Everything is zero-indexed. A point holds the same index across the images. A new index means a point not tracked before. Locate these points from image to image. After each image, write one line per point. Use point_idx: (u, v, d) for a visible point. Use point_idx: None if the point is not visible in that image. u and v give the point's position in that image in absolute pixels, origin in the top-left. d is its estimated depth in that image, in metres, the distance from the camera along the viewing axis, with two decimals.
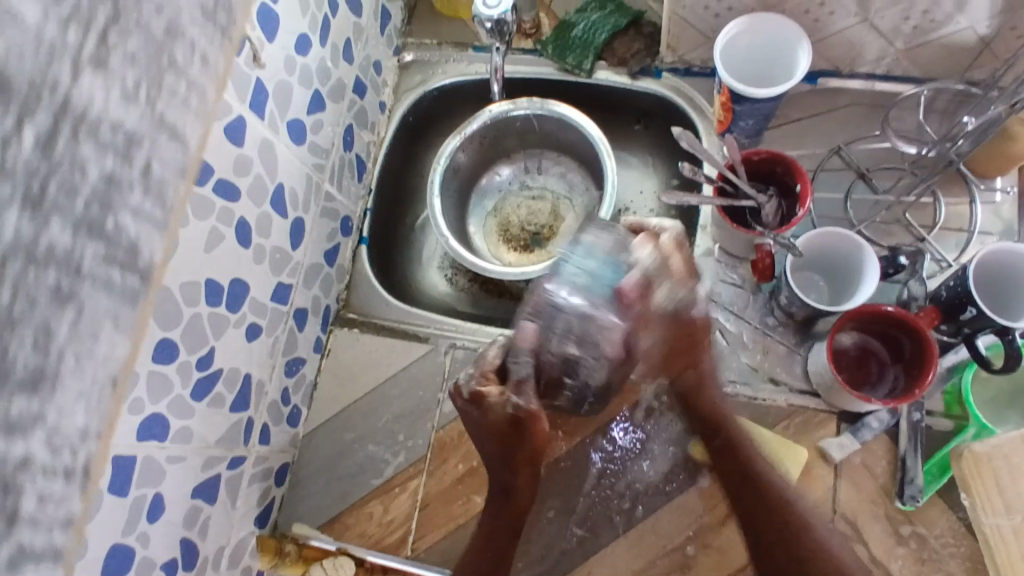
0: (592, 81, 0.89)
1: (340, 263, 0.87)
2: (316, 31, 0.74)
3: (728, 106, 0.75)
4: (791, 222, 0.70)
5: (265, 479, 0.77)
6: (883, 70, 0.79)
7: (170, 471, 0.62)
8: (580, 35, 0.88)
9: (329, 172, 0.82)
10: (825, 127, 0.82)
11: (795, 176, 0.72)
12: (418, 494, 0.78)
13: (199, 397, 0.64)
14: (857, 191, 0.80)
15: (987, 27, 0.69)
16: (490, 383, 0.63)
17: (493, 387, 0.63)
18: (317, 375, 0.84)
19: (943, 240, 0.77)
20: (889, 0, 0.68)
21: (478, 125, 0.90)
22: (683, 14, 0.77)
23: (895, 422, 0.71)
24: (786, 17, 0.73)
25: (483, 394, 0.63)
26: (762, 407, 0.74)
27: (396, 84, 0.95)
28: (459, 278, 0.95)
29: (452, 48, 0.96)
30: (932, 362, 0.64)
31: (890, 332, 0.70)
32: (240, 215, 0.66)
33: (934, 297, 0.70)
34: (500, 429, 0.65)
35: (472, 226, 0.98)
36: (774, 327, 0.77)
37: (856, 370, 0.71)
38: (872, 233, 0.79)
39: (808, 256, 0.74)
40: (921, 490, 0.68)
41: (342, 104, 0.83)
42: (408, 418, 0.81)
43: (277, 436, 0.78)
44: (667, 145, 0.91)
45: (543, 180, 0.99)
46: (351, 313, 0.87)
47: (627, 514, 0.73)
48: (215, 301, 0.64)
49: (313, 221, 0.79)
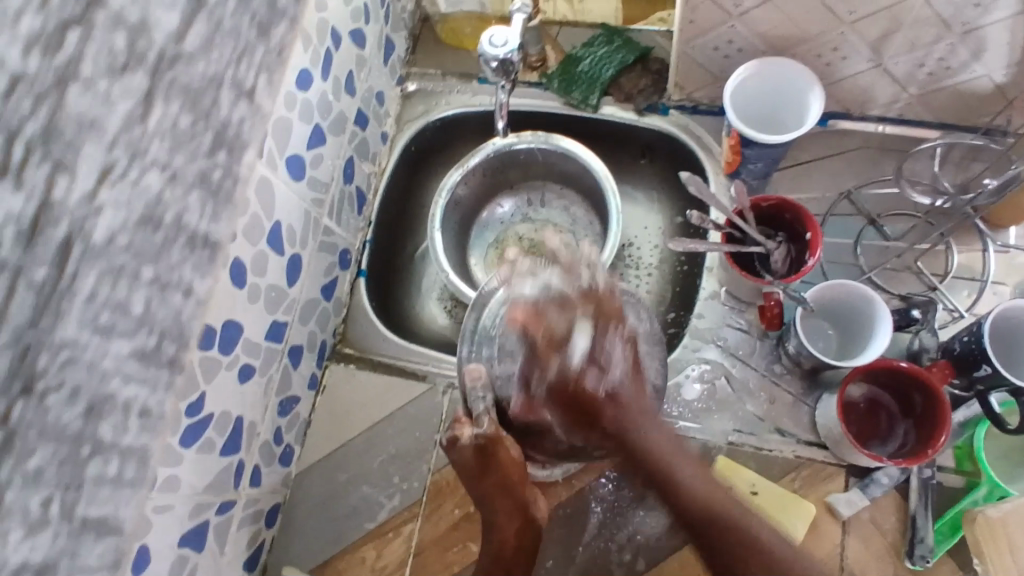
0: (598, 116, 0.88)
1: (337, 297, 0.85)
2: (318, 66, 0.73)
3: (737, 149, 0.74)
4: (801, 272, 0.68)
5: (255, 522, 0.74)
6: (895, 113, 0.78)
7: (155, 521, 0.60)
8: (586, 70, 0.87)
9: (328, 207, 0.80)
10: (836, 169, 0.81)
11: (805, 224, 0.70)
12: (413, 539, 0.76)
13: (188, 443, 0.62)
14: (867, 236, 0.79)
15: (1003, 76, 0.68)
16: (461, 423, 0.64)
17: (464, 428, 0.63)
18: (311, 413, 0.82)
19: (954, 289, 0.75)
20: (904, 47, 0.67)
21: (480, 158, 0.89)
22: (693, 54, 0.76)
23: (905, 478, 0.69)
24: (797, 62, 0.72)
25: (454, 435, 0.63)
26: (768, 459, 0.72)
27: (399, 114, 0.94)
28: (459, 312, 0.93)
29: (456, 79, 0.95)
30: (944, 421, 0.62)
31: (900, 386, 0.68)
32: (236, 257, 0.64)
33: (947, 350, 0.69)
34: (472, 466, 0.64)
35: (473, 258, 0.96)
36: (781, 374, 0.75)
37: (865, 422, 0.69)
38: (882, 280, 0.77)
39: (818, 304, 0.72)
40: (931, 550, 0.66)
41: (343, 136, 0.81)
42: (404, 460, 0.79)
43: (268, 477, 0.76)
44: (673, 181, 0.90)
45: (546, 213, 0.97)
46: (347, 349, 0.85)
47: (628, 567, 0.71)
48: (207, 345, 0.62)
49: (310, 257, 0.78)
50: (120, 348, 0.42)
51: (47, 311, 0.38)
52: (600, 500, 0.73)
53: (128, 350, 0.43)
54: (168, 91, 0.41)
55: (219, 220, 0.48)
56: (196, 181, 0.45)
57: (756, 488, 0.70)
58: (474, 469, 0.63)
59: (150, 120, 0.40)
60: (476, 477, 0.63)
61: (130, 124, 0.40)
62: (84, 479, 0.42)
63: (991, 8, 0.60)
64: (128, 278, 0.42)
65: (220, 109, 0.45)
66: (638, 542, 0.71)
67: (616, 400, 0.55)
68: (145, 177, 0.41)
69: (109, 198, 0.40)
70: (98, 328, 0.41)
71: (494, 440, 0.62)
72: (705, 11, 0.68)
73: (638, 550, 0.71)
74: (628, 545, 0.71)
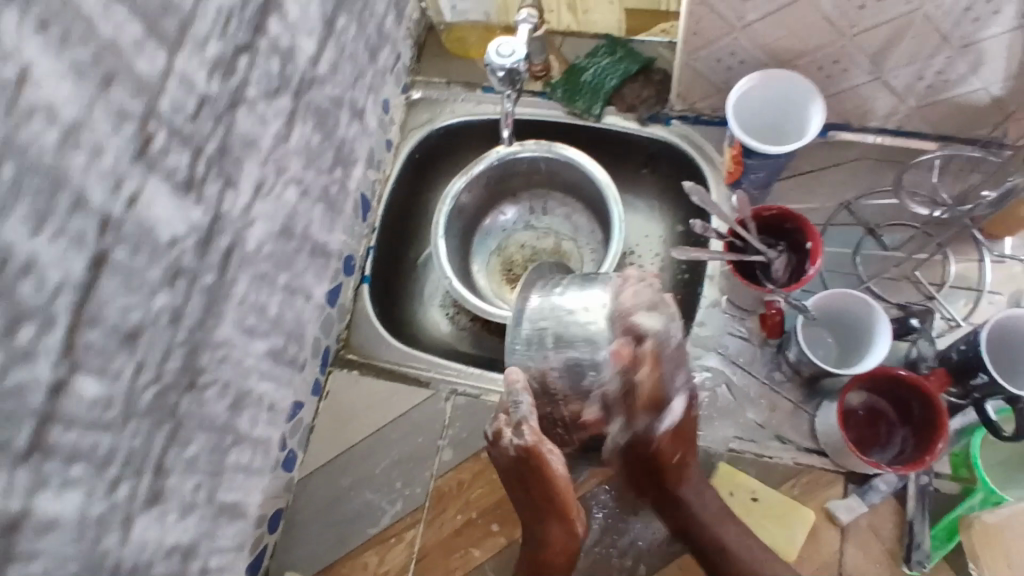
0: (601, 125, 0.89)
1: (341, 303, 0.85)
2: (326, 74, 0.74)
3: (739, 158, 0.75)
4: (802, 281, 0.69)
5: (258, 526, 0.75)
6: (894, 125, 0.79)
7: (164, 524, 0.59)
8: (590, 80, 0.87)
9: (335, 213, 0.81)
10: (835, 180, 0.82)
11: (806, 233, 0.71)
12: (415, 545, 0.76)
13: None
14: (866, 246, 0.80)
15: (1001, 90, 0.69)
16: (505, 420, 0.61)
17: (507, 426, 0.61)
18: (314, 418, 0.83)
19: (951, 299, 0.76)
20: (905, 60, 0.68)
21: (485, 166, 0.90)
22: (696, 65, 0.77)
23: (903, 485, 0.70)
24: (799, 74, 0.73)
25: (498, 432, 0.61)
26: (768, 466, 0.72)
27: (403, 122, 0.95)
28: (461, 317, 0.93)
29: (461, 88, 0.96)
30: (943, 429, 0.63)
31: (900, 394, 0.69)
32: None
33: (944, 358, 0.70)
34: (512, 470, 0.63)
35: (475, 265, 0.97)
36: (782, 382, 0.76)
37: (865, 430, 0.70)
38: (880, 289, 0.78)
39: (818, 313, 0.73)
40: (928, 555, 0.67)
41: (350, 143, 0.82)
42: (406, 465, 0.80)
43: (271, 481, 0.76)
44: (674, 191, 0.90)
45: (548, 221, 0.98)
46: (351, 354, 0.86)
47: (630, 573, 0.71)
48: None
49: (316, 262, 0.78)
50: (213, 375, 0.59)
51: (201, 297, 0.55)
52: (602, 506, 0.73)
53: (264, 349, 0.67)
54: (303, 104, 0.66)
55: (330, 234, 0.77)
56: (318, 201, 0.72)
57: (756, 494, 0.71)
58: (515, 470, 0.62)
59: (289, 138, 0.64)
60: (507, 481, 0.65)
61: (277, 143, 0.63)
62: (224, 466, 0.64)
63: (991, 22, 0.62)
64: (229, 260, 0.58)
65: (337, 134, 0.74)
66: (639, 548, 0.72)
67: (677, 435, 0.63)
68: (285, 191, 0.65)
69: (263, 210, 0.62)
70: (244, 328, 0.62)
71: (541, 457, 0.60)
72: (710, 23, 0.70)
73: (640, 556, 0.71)
74: (629, 550, 0.72)
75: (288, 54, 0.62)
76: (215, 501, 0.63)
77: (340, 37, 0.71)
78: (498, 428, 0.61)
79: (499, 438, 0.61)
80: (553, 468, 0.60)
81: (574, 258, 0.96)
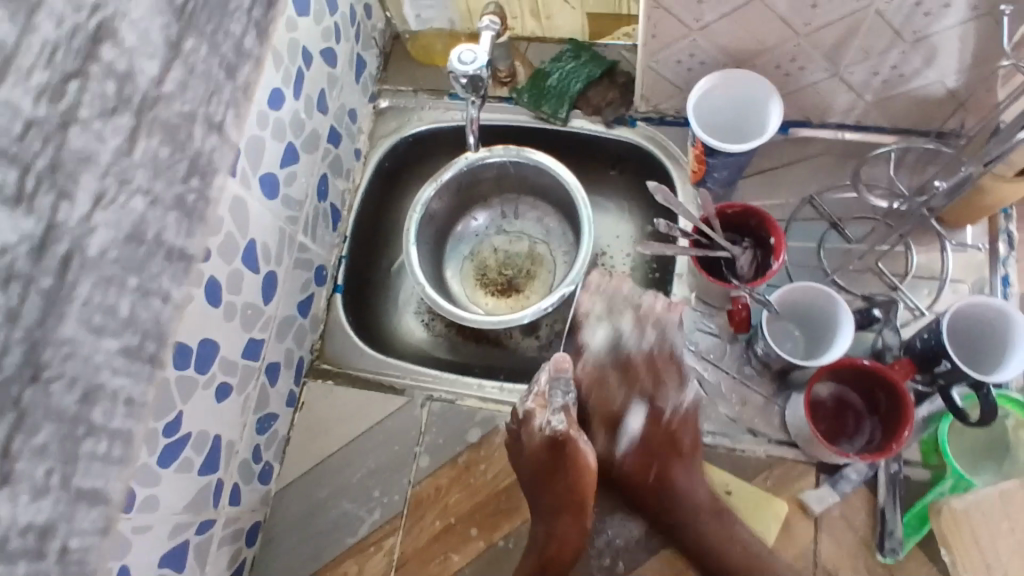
0: (568, 129, 0.90)
1: (314, 313, 0.85)
2: (290, 85, 0.74)
3: (701, 158, 0.76)
4: (766, 276, 0.70)
5: (235, 540, 0.74)
6: (853, 120, 0.80)
7: (135, 541, 0.59)
8: (555, 84, 0.88)
9: (303, 224, 0.81)
10: (797, 176, 0.83)
11: (769, 229, 0.73)
12: (394, 553, 0.76)
13: (165, 464, 0.62)
14: (830, 240, 0.81)
15: (956, 81, 0.71)
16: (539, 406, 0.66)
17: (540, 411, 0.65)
18: (289, 430, 0.83)
19: (915, 289, 0.78)
20: (860, 56, 0.70)
21: (454, 172, 0.91)
22: (657, 67, 0.78)
23: (873, 473, 0.70)
24: (757, 73, 0.74)
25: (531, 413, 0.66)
26: (740, 459, 0.74)
27: (372, 131, 0.95)
28: (437, 323, 0.93)
29: (428, 95, 0.96)
30: (908, 417, 0.64)
31: (867, 384, 0.70)
32: (211, 275, 0.65)
33: (908, 347, 0.71)
34: (541, 460, 0.66)
35: (449, 271, 0.97)
36: (751, 375, 0.76)
37: (833, 421, 0.71)
38: (845, 281, 0.79)
39: (784, 307, 0.74)
40: (901, 542, 0.67)
41: (317, 154, 0.82)
42: (383, 473, 0.80)
43: (247, 495, 0.76)
44: (642, 192, 0.92)
45: (520, 225, 0.99)
46: (325, 364, 0.86)
47: (608, 571, 0.71)
48: (183, 364, 0.63)
49: (286, 273, 0.78)
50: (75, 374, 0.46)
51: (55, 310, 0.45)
52: None
53: (114, 347, 0.50)
54: (149, 124, 0.50)
55: (189, 238, 0.56)
56: (172, 207, 0.53)
57: (729, 488, 0.72)
58: (546, 459, 0.65)
59: (136, 152, 0.49)
60: (529, 461, 0.67)
61: (120, 157, 0.48)
62: (78, 455, 0.48)
63: (941, 16, 0.63)
64: (116, 286, 0.49)
65: (192, 142, 0.55)
66: (617, 545, 0.72)
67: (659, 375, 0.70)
68: (130, 202, 0.49)
69: (104, 219, 0.47)
70: (91, 328, 0.47)
71: (574, 442, 0.63)
72: (667, 26, 0.71)
73: (617, 553, 0.72)
74: (607, 549, 0.72)
75: (128, 75, 0.48)
76: (70, 488, 0.48)
77: (188, 58, 0.53)
78: (534, 411, 0.66)
79: (531, 420, 0.66)
80: (583, 460, 0.64)
81: (546, 260, 0.97)
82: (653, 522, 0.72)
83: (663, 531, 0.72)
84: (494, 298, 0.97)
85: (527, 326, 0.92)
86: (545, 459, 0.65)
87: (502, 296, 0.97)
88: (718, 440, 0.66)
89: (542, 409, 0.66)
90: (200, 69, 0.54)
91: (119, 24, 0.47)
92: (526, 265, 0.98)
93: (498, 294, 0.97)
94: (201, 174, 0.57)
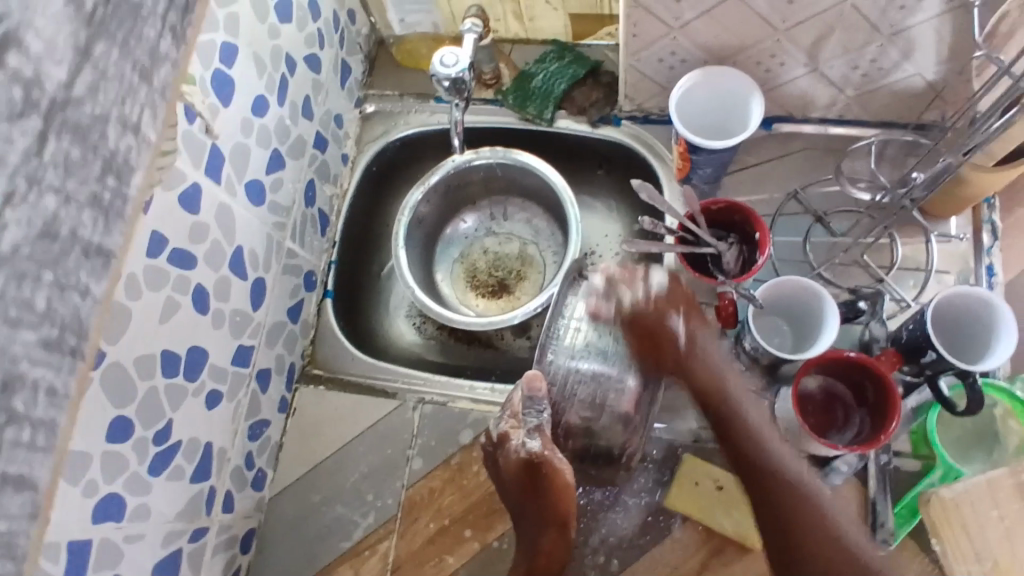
0: (553, 130, 0.90)
1: (304, 319, 0.86)
2: (274, 92, 0.74)
3: (686, 155, 0.77)
4: (752, 271, 0.71)
5: (229, 547, 0.74)
6: (835, 115, 0.81)
7: (128, 551, 0.60)
8: (539, 86, 0.89)
9: (291, 230, 0.81)
10: (782, 171, 0.84)
11: (754, 225, 0.73)
12: (389, 556, 0.76)
13: (156, 472, 0.63)
14: (816, 234, 0.81)
15: (935, 74, 0.71)
16: (515, 423, 0.65)
17: (515, 429, 0.65)
18: (282, 436, 0.83)
19: (901, 280, 0.78)
20: (838, 51, 0.70)
21: (441, 175, 0.91)
22: (639, 66, 0.78)
23: (864, 465, 0.71)
24: (737, 70, 0.75)
25: (506, 433, 0.65)
26: None
27: (358, 136, 0.96)
28: (428, 326, 0.93)
29: (413, 99, 0.96)
30: (895, 409, 0.65)
31: (854, 377, 0.70)
32: (197, 283, 0.65)
33: (895, 338, 0.71)
34: (520, 479, 0.65)
35: (439, 274, 0.98)
36: (741, 371, 0.77)
37: (823, 415, 0.72)
38: (831, 275, 0.80)
39: (771, 301, 0.75)
40: (892, 533, 0.68)
41: (303, 160, 0.83)
42: (376, 477, 0.80)
43: (241, 501, 0.76)
44: (629, 191, 0.92)
45: (509, 226, 0.99)
46: (317, 369, 0.86)
47: (602, 568, 0.72)
48: (171, 372, 0.63)
49: (274, 280, 0.79)
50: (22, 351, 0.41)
51: None
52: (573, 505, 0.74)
53: (33, 341, 0.41)
54: (59, 127, 0.40)
55: (110, 235, 0.44)
56: (87, 204, 0.42)
57: (720, 483, 0.72)
58: (523, 479, 0.64)
59: (49, 156, 0.40)
60: (506, 477, 0.66)
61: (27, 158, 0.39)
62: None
63: (916, 10, 0.64)
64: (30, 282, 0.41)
65: (107, 144, 0.42)
66: (611, 543, 0.72)
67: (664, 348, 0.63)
68: (43, 200, 0.40)
69: (13, 219, 0.39)
70: (5, 321, 0.40)
71: (551, 462, 0.62)
72: (647, 25, 0.71)
73: (611, 551, 0.72)
74: (601, 547, 0.72)
75: (35, 80, 0.38)
76: None
77: (100, 62, 0.41)
78: (508, 432, 0.65)
79: (508, 441, 0.65)
80: (561, 478, 0.63)
81: (536, 261, 0.97)
82: (647, 518, 0.73)
83: (657, 527, 0.72)
84: (484, 300, 0.97)
85: (518, 327, 0.92)
86: (522, 479, 0.64)
87: (492, 297, 0.97)
88: (764, 419, 0.60)
89: (517, 428, 0.65)
90: (116, 74, 0.42)
91: (25, 32, 0.37)
92: (516, 266, 0.98)
93: (488, 296, 0.97)
94: (118, 173, 0.44)
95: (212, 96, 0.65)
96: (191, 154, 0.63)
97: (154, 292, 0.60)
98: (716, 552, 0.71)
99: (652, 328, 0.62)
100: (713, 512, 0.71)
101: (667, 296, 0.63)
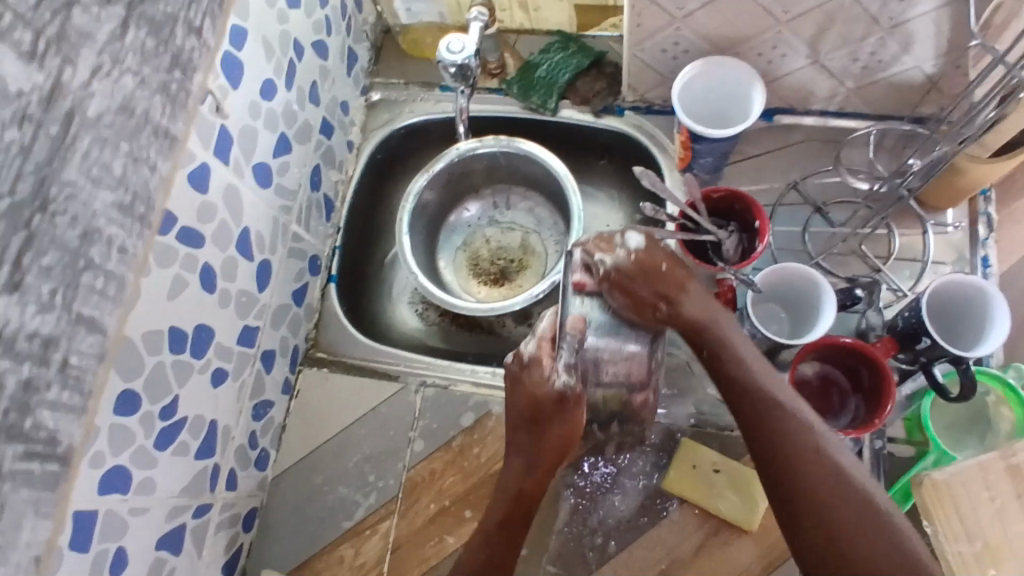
0: (556, 119, 0.91)
1: (308, 303, 0.87)
2: (282, 76, 0.75)
3: (687, 144, 0.77)
4: (752, 257, 0.72)
5: (232, 525, 0.75)
6: (835, 107, 0.82)
7: (133, 523, 0.61)
8: (544, 75, 0.90)
9: (297, 214, 0.82)
10: (781, 162, 0.85)
11: (754, 213, 0.74)
12: (390, 536, 0.77)
13: (162, 446, 0.64)
14: (814, 224, 0.83)
15: (933, 67, 0.72)
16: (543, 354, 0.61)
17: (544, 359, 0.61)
18: (285, 417, 0.84)
19: (898, 270, 0.79)
20: (837, 43, 0.71)
21: (444, 163, 0.92)
22: (642, 57, 0.79)
23: (859, 449, 0.71)
24: (741, 62, 0.75)
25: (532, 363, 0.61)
26: (729, 439, 0.75)
27: (364, 123, 0.97)
28: (430, 313, 0.95)
29: (419, 88, 0.97)
30: (890, 393, 0.66)
31: (850, 362, 0.71)
32: (204, 261, 0.66)
33: (890, 326, 0.72)
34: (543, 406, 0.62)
35: (442, 261, 0.99)
36: None
37: (819, 399, 0.73)
38: (829, 265, 0.81)
39: (769, 288, 0.76)
40: None
41: (309, 145, 0.84)
42: (378, 459, 0.81)
43: (244, 480, 0.77)
44: (630, 181, 0.93)
45: (511, 215, 1.00)
46: (320, 353, 0.87)
47: (600, 550, 0.73)
48: (179, 348, 0.64)
49: (280, 263, 0.80)
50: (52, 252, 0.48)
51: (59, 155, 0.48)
52: (572, 487, 0.74)
53: (111, 202, 0.53)
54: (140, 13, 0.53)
55: (174, 121, 0.59)
56: (157, 91, 0.56)
57: (718, 466, 0.73)
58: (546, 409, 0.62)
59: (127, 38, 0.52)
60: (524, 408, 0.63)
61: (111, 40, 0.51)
62: (78, 285, 0.50)
63: (916, 3, 0.65)
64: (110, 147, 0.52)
65: (175, 41, 0.57)
66: (608, 525, 0.73)
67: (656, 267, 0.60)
68: (123, 78, 0.52)
69: (101, 88, 0.51)
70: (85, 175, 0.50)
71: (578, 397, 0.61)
72: (650, 15, 0.72)
73: (609, 532, 0.73)
74: (599, 528, 0.73)
75: None
76: (72, 311, 0.50)
77: None
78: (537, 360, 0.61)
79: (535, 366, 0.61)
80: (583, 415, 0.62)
81: (538, 249, 0.98)
82: (644, 501, 0.74)
83: (654, 510, 0.73)
84: (487, 288, 0.98)
85: (519, 314, 0.93)
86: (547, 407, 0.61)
87: (494, 285, 0.98)
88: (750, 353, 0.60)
89: (550, 355, 0.61)
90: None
91: None
92: (518, 255, 0.99)
93: (490, 284, 0.98)
94: (183, 69, 0.59)
95: (221, 77, 0.66)
96: (200, 133, 0.64)
97: (163, 270, 0.61)
98: (712, 534, 0.71)
99: (646, 270, 0.59)
100: (710, 493, 0.72)
101: (647, 254, 0.59)
